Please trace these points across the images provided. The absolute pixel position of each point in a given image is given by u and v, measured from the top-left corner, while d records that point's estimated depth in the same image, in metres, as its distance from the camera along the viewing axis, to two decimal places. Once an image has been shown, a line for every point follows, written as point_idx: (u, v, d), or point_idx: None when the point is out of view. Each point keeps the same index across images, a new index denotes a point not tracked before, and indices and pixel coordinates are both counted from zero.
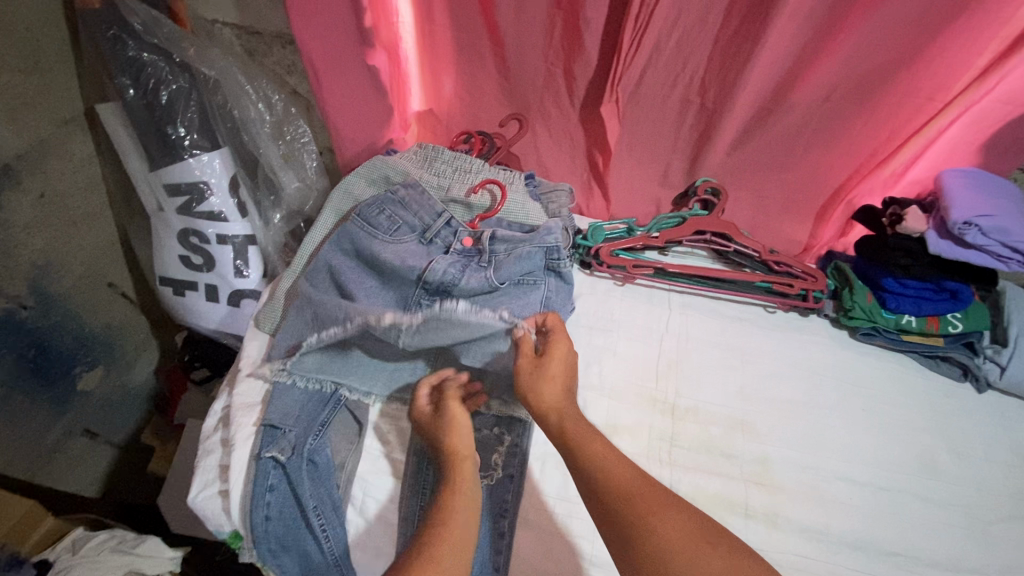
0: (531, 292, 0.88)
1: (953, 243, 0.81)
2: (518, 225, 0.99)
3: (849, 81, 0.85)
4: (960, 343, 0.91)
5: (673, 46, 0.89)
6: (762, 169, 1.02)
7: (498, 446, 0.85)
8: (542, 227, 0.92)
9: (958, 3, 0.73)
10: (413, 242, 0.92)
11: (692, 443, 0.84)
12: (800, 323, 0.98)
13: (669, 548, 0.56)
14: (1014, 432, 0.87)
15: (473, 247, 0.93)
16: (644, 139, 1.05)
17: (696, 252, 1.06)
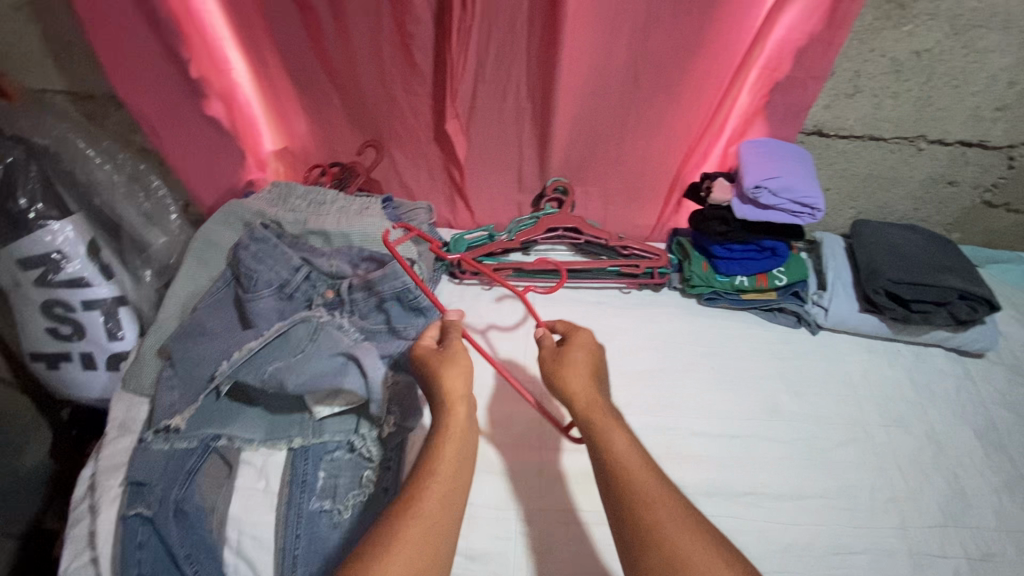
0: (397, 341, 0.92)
1: (754, 206, 0.89)
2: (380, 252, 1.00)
3: (648, 69, 0.94)
4: (789, 294, 1.00)
5: (494, 60, 0.97)
6: (602, 161, 1.09)
7: (369, 463, 0.85)
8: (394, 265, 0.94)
9: None
10: (271, 297, 0.93)
11: (559, 426, 0.89)
12: (654, 299, 1.05)
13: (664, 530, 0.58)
14: (843, 365, 0.97)
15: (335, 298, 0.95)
16: (493, 149, 1.11)
17: (555, 248, 1.12)
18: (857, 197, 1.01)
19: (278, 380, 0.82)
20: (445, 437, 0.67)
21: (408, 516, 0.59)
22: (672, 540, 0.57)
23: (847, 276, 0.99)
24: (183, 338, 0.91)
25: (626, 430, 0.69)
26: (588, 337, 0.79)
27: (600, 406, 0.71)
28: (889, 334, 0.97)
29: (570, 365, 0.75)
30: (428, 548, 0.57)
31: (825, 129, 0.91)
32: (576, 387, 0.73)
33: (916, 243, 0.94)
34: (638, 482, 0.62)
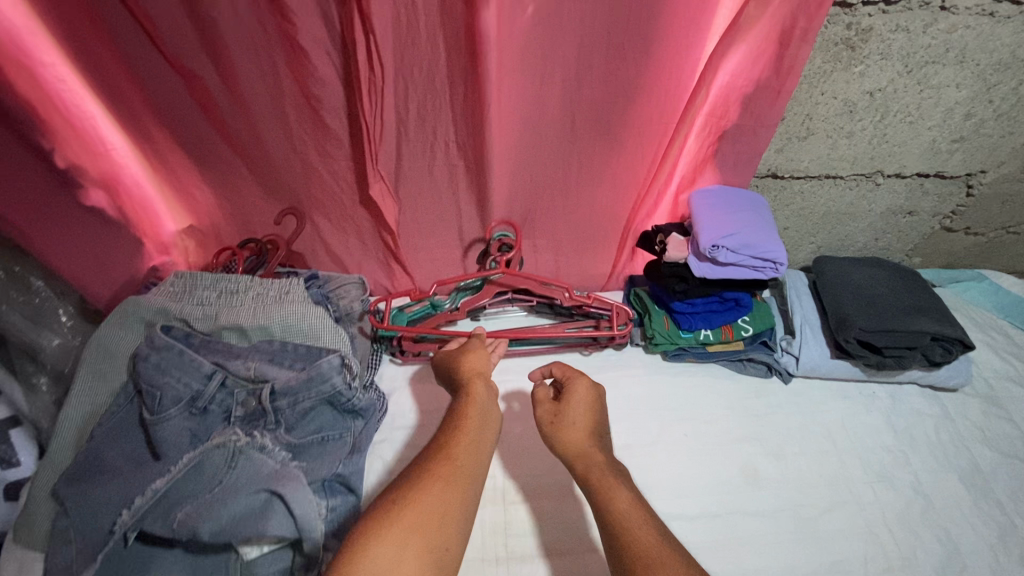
0: (330, 458, 0.80)
1: (712, 264, 0.82)
2: (305, 347, 0.87)
3: (585, 118, 0.86)
4: (757, 343, 0.94)
5: (415, 118, 0.87)
6: (547, 213, 1.00)
7: None
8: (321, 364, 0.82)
9: (640, 25, 0.74)
10: (180, 417, 0.79)
11: (526, 527, 0.80)
12: (616, 360, 0.97)
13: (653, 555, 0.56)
14: (819, 416, 0.91)
15: (257, 407, 0.82)
16: (427, 209, 1.00)
17: (506, 311, 1.03)
18: (817, 233, 0.95)
19: (190, 531, 0.70)
20: (468, 406, 0.74)
21: (439, 461, 0.66)
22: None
23: (815, 319, 0.93)
24: (78, 477, 0.78)
25: (626, 485, 0.66)
26: (580, 386, 0.79)
27: (600, 462, 0.69)
28: (862, 377, 0.92)
29: (565, 419, 0.76)
30: (452, 489, 0.62)
31: (779, 172, 0.84)
32: (571, 439, 0.73)
33: (881, 280, 0.90)
34: (637, 535, 0.59)
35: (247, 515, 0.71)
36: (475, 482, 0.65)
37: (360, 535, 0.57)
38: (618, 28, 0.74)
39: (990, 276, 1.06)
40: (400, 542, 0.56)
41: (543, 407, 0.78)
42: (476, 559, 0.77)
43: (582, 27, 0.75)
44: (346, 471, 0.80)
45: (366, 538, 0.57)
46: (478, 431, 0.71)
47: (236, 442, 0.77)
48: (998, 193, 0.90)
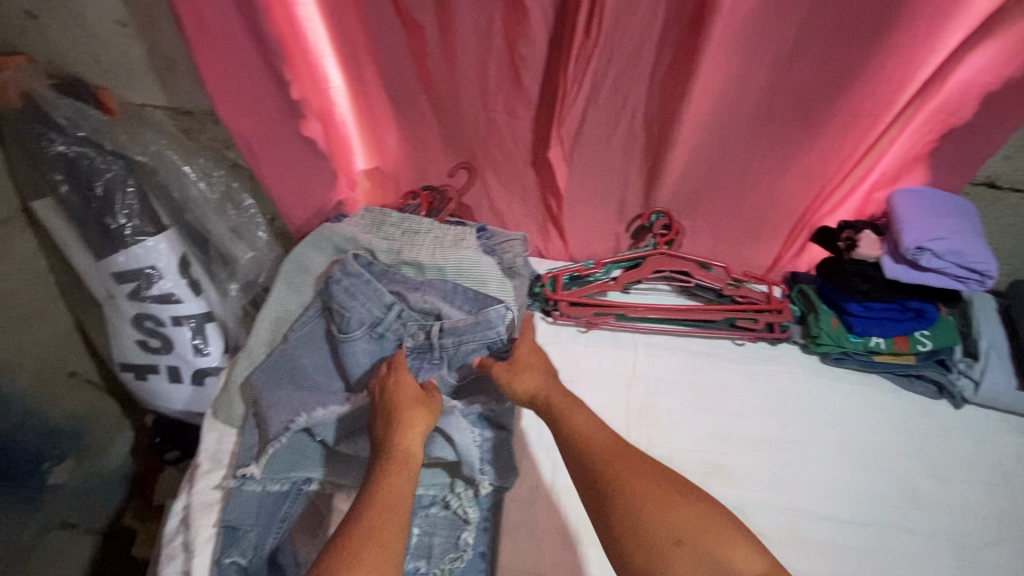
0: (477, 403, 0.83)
1: (909, 267, 0.79)
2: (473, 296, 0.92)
3: (787, 104, 0.84)
4: (931, 360, 0.89)
5: (610, 85, 0.88)
6: (716, 197, 1.00)
7: (466, 523, 0.79)
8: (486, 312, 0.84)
9: (884, 12, 0.71)
10: (363, 338, 0.87)
11: None
12: (769, 354, 0.96)
13: (631, 495, 0.58)
14: (991, 447, 0.85)
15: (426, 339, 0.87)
16: (596, 178, 1.03)
17: (656, 289, 1.03)
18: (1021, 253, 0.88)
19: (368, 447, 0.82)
20: (387, 466, 0.64)
21: (371, 535, 0.56)
22: (637, 492, 0.58)
23: (1004, 345, 0.87)
24: (272, 373, 0.89)
25: (575, 404, 0.69)
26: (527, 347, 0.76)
27: (558, 390, 0.71)
28: None
29: (518, 365, 0.74)
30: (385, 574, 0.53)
31: (998, 180, 0.83)
32: (523, 386, 0.72)
33: None
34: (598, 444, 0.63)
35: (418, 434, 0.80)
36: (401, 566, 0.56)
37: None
38: (851, 15, 0.72)
39: None
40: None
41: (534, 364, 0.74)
42: None
43: (820, 9, 0.72)
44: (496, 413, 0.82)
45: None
46: (401, 508, 0.60)
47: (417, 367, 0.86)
48: None
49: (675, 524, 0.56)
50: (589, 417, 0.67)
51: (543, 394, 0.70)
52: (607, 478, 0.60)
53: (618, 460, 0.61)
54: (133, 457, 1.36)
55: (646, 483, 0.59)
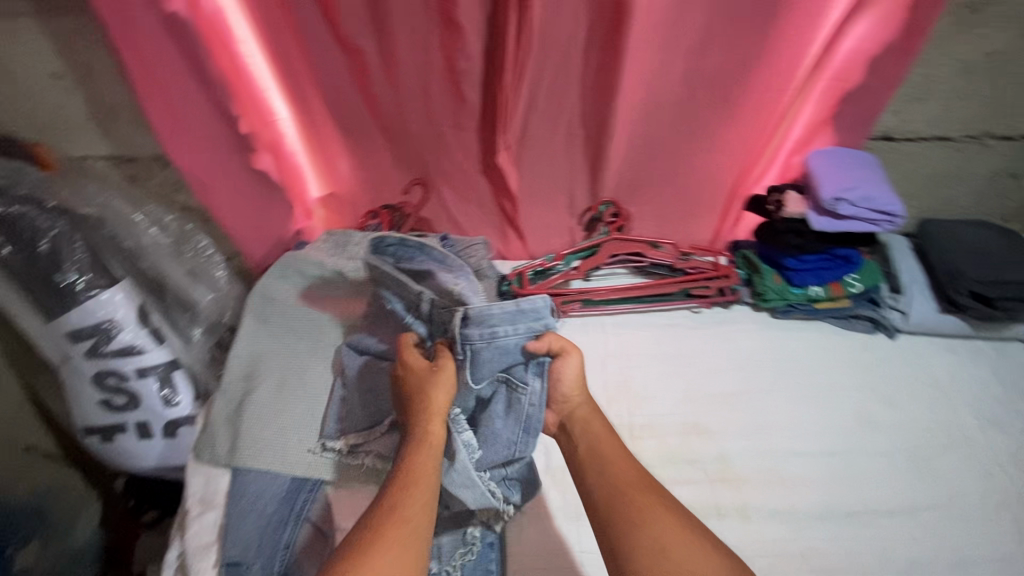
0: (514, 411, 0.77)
1: (831, 218, 0.88)
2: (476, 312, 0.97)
3: (704, 89, 0.93)
4: (863, 300, 0.99)
5: (546, 89, 0.95)
6: (656, 181, 1.08)
7: (472, 518, 0.80)
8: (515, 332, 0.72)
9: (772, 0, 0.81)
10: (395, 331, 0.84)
11: (656, 459, 0.86)
12: (725, 316, 1.03)
13: (651, 533, 0.59)
14: (928, 368, 0.95)
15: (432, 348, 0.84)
16: (545, 177, 1.09)
17: (616, 273, 1.10)
18: (922, 196, 1.00)
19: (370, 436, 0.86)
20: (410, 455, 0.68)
21: (392, 516, 0.60)
22: (654, 523, 0.59)
23: (923, 277, 0.98)
24: (249, 381, 0.93)
25: (619, 451, 0.69)
26: (574, 371, 0.74)
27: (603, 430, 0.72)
28: (970, 332, 0.96)
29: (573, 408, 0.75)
30: (411, 546, 0.57)
31: (891, 133, 0.92)
32: (568, 385, 0.74)
33: (992, 240, 0.94)
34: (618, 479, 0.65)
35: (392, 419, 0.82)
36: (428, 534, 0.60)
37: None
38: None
39: None
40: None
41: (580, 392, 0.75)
42: None
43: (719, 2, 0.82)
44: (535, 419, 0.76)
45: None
46: (428, 487, 0.64)
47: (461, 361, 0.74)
48: None
49: (675, 557, 0.56)
50: (620, 451, 0.69)
51: (585, 428, 0.73)
52: (631, 513, 0.61)
53: (640, 495, 0.63)
54: (107, 529, 1.13)
55: (667, 520, 0.60)
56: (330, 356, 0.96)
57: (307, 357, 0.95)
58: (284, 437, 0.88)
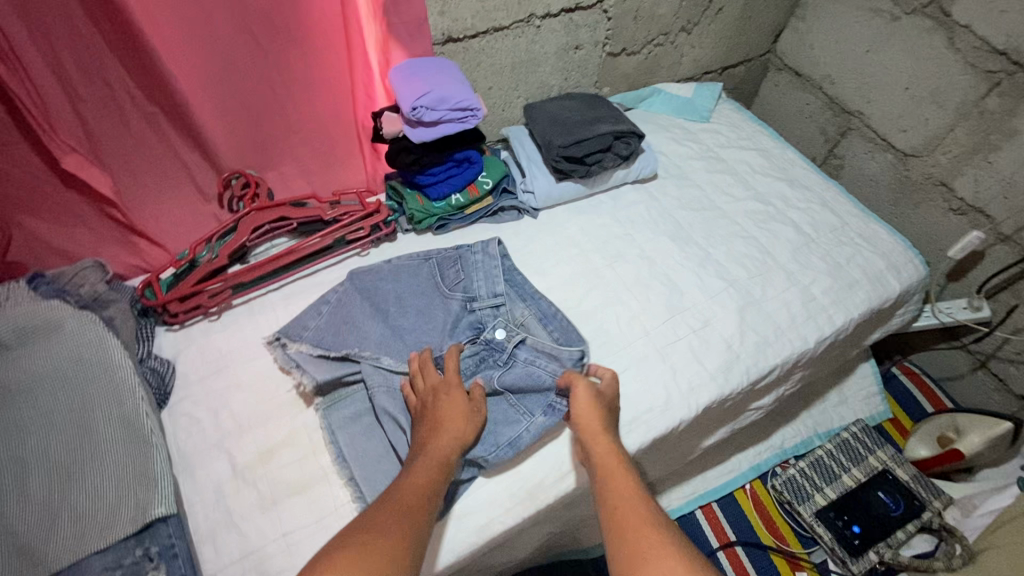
0: (515, 423, 0.82)
1: (425, 127, 0.92)
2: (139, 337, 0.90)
3: (256, 29, 0.87)
4: (501, 193, 1.08)
5: (76, 71, 0.81)
6: (275, 138, 1.02)
7: (149, 564, 0.71)
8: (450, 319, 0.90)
9: None
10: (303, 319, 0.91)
11: (346, 413, 0.84)
12: (392, 250, 1.04)
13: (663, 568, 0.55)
14: (563, 230, 1.08)
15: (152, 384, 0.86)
16: (148, 169, 0.95)
17: (275, 244, 1.02)
18: (515, 85, 1.10)
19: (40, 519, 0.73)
20: (436, 437, 0.74)
21: (387, 518, 0.62)
22: (661, 563, 0.56)
23: (538, 156, 1.09)
24: None
25: (632, 480, 0.68)
26: (592, 408, 0.78)
27: (604, 439, 0.74)
28: (587, 191, 1.11)
29: (583, 400, 0.79)
30: (402, 530, 0.61)
31: (454, 34, 0.97)
32: (579, 412, 0.78)
33: (571, 107, 1.07)
34: (625, 494, 0.66)
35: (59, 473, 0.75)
36: (423, 532, 0.62)
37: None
38: None
39: (662, 88, 1.31)
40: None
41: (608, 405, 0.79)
42: (312, 451, 0.82)
43: None
44: (526, 437, 0.80)
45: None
46: (431, 490, 0.68)
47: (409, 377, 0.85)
48: (626, 12, 1.10)
49: None
50: (632, 482, 0.67)
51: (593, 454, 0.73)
52: (640, 553, 0.57)
53: (646, 532, 0.60)
54: None
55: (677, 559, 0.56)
56: None
57: None
58: None
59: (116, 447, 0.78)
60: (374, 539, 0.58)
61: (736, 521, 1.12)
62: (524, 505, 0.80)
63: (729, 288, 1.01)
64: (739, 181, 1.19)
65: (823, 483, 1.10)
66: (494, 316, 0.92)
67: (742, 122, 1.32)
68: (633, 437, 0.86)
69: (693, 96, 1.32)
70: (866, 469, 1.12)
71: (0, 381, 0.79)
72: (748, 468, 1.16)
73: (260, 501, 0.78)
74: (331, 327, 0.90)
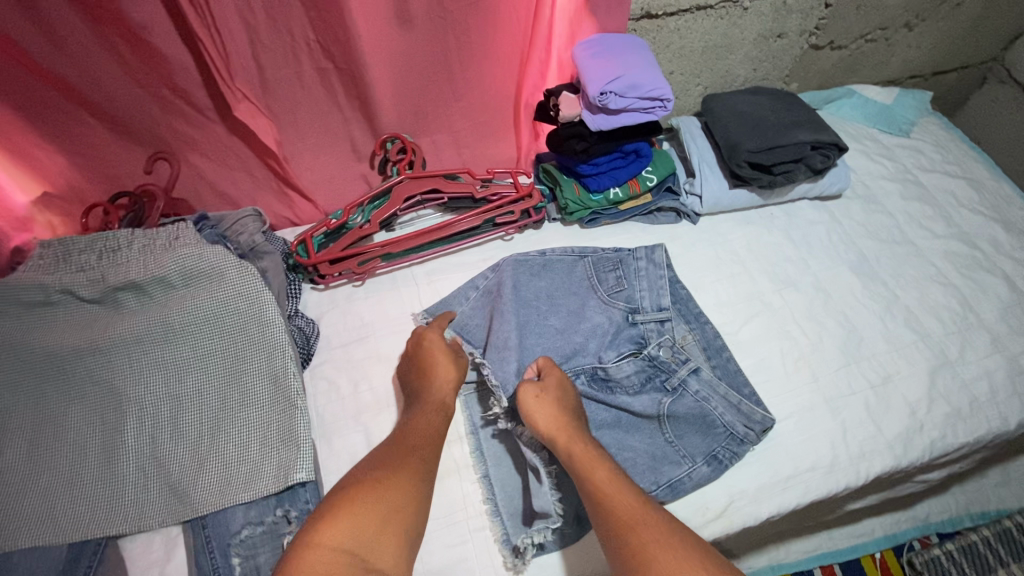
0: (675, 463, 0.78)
1: (606, 114, 0.83)
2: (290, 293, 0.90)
3: None
4: (664, 192, 0.98)
5: (264, 18, 0.78)
6: (436, 104, 0.96)
7: (287, 526, 0.73)
8: (614, 325, 0.87)
9: None
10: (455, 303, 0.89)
11: (479, 409, 0.82)
12: (537, 238, 0.98)
13: (664, 563, 0.58)
14: (727, 244, 0.97)
15: (302, 345, 0.86)
16: (311, 123, 0.93)
17: (421, 215, 0.99)
18: (699, 73, 0.98)
19: (193, 459, 0.76)
20: (427, 401, 0.76)
21: (383, 474, 0.67)
22: (662, 561, 0.58)
23: (711, 156, 0.98)
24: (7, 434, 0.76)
25: (610, 471, 0.68)
26: (550, 412, 0.73)
27: (579, 440, 0.71)
28: (760, 201, 0.99)
29: (545, 405, 0.73)
30: (386, 499, 0.64)
31: (652, 10, 0.86)
32: (543, 423, 0.72)
33: (762, 105, 0.94)
34: (625, 505, 0.64)
35: (215, 418, 0.78)
36: (412, 501, 0.66)
37: (311, 551, 0.58)
38: None
39: (859, 90, 1.13)
40: (344, 562, 0.58)
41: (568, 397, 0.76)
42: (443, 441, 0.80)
43: None
44: (687, 484, 0.76)
45: (305, 563, 0.57)
46: (424, 455, 0.70)
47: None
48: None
49: None
50: (609, 473, 0.68)
51: (565, 445, 0.71)
52: (638, 550, 0.60)
53: (640, 528, 0.61)
54: None
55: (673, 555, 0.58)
56: (86, 394, 0.79)
57: (59, 403, 0.78)
58: (46, 501, 0.73)
59: (264, 402, 0.79)
60: (355, 509, 0.62)
61: None
62: None
63: (918, 343, 0.87)
64: (940, 213, 1.02)
65: None
66: (659, 332, 0.86)
67: (950, 142, 1.12)
68: (786, 495, 0.77)
69: (894, 104, 1.13)
70: None
71: (163, 318, 0.80)
72: (882, 535, 1.04)
73: None
74: (477, 314, 0.87)
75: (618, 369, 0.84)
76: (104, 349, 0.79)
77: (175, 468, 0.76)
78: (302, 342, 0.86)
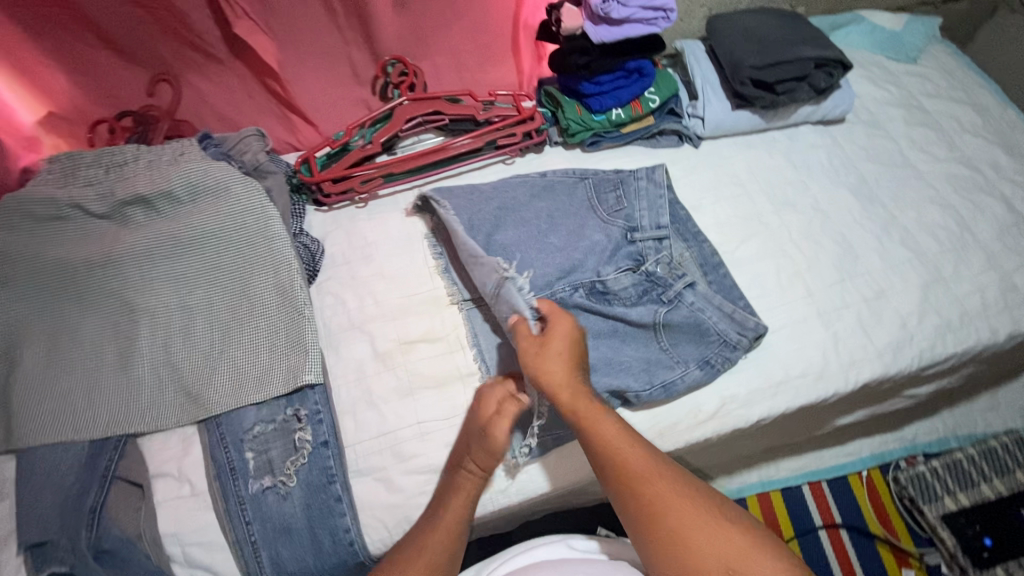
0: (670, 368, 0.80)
1: (609, 25, 0.83)
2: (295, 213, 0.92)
3: None
4: (666, 114, 0.98)
5: None
6: (436, 25, 0.96)
7: (297, 425, 0.77)
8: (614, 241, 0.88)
9: None
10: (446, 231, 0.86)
11: (481, 320, 0.85)
12: (539, 161, 0.99)
13: (675, 521, 0.62)
14: (727, 166, 0.98)
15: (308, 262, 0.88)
16: (311, 44, 0.93)
17: (422, 138, 0.99)
18: None
19: (206, 364, 0.79)
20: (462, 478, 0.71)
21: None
22: (675, 517, 0.62)
23: (714, 78, 0.97)
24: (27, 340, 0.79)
25: (616, 425, 0.68)
26: (558, 367, 0.70)
27: (583, 394, 0.69)
28: (762, 125, 0.99)
29: (550, 353, 0.71)
30: None
31: None
32: (548, 377, 0.70)
33: (768, 23, 0.93)
34: (630, 460, 0.66)
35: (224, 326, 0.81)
36: None
37: None
38: None
39: (867, 15, 1.12)
40: None
41: (568, 348, 0.72)
42: (445, 350, 0.83)
43: None
44: (680, 386, 0.78)
45: None
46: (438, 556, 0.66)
47: (563, 297, 0.83)
48: None
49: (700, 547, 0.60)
50: (616, 428, 0.68)
51: (569, 394, 0.69)
52: (648, 505, 0.63)
53: (648, 485, 0.64)
54: None
55: (686, 511, 0.62)
56: (100, 304, 0.81)
57: (74, 311, 0.81)
58: (66, 402, 0.76)
59: (272, 311, 0.82)
60: None
61: (844, 503, 1.05)
62: (654, 443, 0.78)
63: (913, 261, 0.89)
64: (943, 138, 1.02)
65: (957, 487, 1.01)
66: (657, 250, 0.87)
67: (957, 69, 1.11)
68: (777, 400, 0.80)
69: (902, 29, 1.11)
70: (1010, 483, 1.01)
71: (171, 231, 0.82)
72: (869, 454, 1.08)
73: (398, 387, 0.80)
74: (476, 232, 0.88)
75: (616, 282, 0.85)
76: (115, 260, 0.81)
77: (188, 373, 0.79)
78: (307, 260, 0.88)
